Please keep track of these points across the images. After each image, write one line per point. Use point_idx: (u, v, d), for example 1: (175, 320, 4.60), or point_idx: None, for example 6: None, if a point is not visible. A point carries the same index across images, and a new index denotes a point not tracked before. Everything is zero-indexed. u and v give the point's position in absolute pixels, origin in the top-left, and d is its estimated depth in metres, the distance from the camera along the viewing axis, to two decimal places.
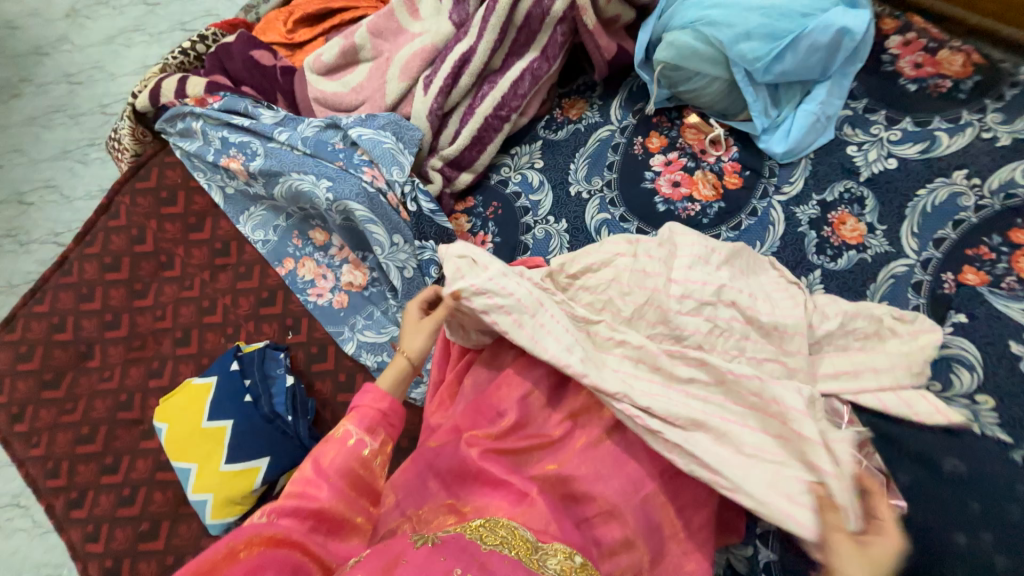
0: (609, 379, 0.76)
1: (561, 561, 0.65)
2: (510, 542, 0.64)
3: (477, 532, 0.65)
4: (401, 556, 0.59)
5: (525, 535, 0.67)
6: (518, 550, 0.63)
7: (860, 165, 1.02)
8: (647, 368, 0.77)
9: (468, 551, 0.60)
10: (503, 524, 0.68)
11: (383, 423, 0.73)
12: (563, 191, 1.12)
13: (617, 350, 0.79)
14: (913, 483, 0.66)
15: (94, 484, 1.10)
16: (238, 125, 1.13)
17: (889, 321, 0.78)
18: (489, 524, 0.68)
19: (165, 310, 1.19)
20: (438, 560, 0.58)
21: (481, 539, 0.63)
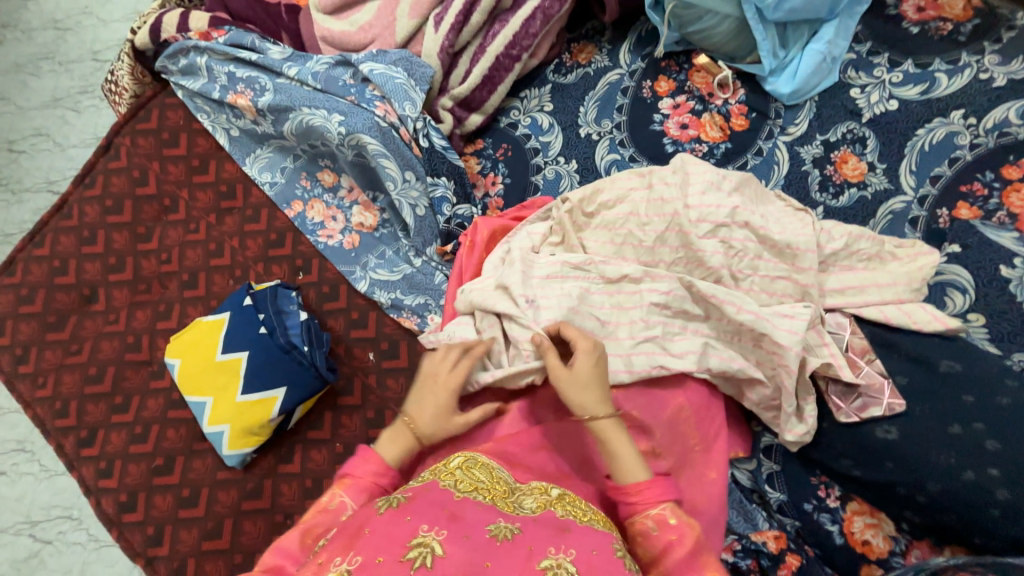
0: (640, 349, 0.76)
1: (536, 492, 0.60)
2: (485, 487, 0.59)
3: (451, 478, 0.59)
4: (365, 527, 0.51)
5: (503, 477, 0.63)
6: (492, 494, 0.58)
7: (862, 107, 1.05)
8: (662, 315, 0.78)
9: (438, 501, 0.53)
10: (479, 464, 0.63)
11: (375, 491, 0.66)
12: (573, 133, 1.13)
13: (631, 295, 0.79)
14: (910, 383, 0.71)
15: (105, 422, 1.07)
16: (245, 60, 1.14)
17: (891, 246, 0.81)
18: (467, 465, 0.62)
19: (171, 253, 1.17)
20: (403, 520, 0.50)
21: (454, 485, 0.57)
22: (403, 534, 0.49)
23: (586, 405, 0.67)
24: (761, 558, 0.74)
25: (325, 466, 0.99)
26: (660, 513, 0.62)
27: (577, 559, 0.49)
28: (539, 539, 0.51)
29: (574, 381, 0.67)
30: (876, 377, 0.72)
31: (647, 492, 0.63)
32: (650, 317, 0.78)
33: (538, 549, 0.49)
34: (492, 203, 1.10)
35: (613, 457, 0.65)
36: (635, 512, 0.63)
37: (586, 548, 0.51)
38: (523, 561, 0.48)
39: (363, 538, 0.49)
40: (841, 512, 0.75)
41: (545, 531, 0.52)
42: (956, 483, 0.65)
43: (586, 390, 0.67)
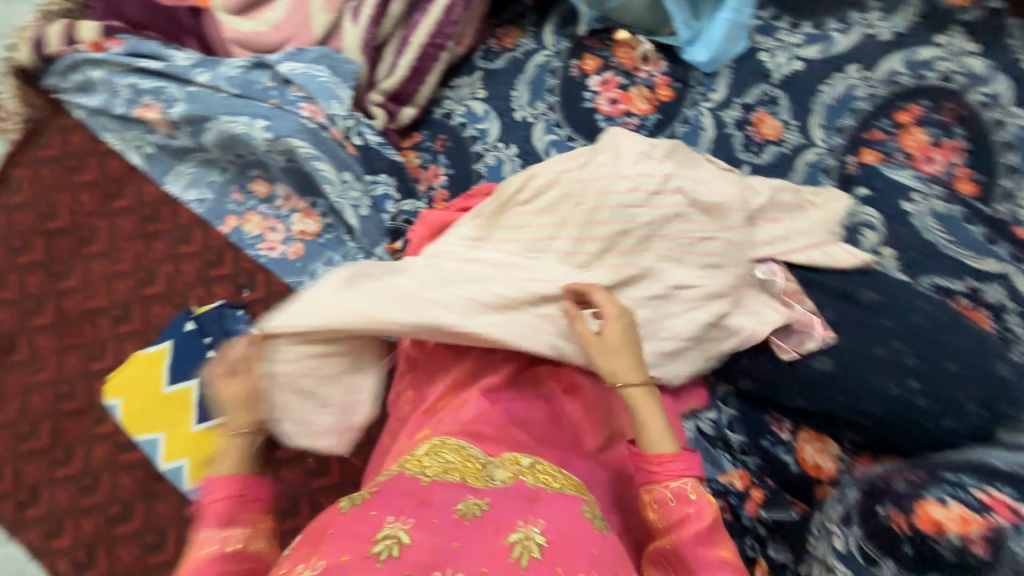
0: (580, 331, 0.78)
1: (506, 463, 0.64)
2: (454, 467, 0.61)
3: (419, 465, 0.60)
4: (328, 529, 0.50)
5: (473, 454, 0.66)
6: (462, 473, 0.60)
7: (772, 69, 1.12)
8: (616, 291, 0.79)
9: (405, 492, 0.54)
10: (448, 447, 0.66)
11: (242, 508, 0.63)
12: (509, 118, 1.14)
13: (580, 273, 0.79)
14: (837, 316, 0.78)
15: (45, 480, 0.97)
16: (148, 69, 1.06)
17: (808, 194, 0.88)
18: (433, 450, 0.64)
19: (96, 288, 1.07)
20: (367, 516, 0.50)
21: (422, 471, 0.58)
22: (369, 529, 0.48)
23: (617, 372, 0.71)
24: (730, 496, 0.79)
25: (299, 483, 0.96)
26: (681, 486, 0.65)
27: (546, 529, 0.52)
28: (508, 513, 0.53)
29: (604, 347, 0.72)
30: (808, 315, 0.79)
31: (672, 464, 0.66)
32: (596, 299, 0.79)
33: (506, 522, 0.51)
34: (437, 196, 1.08)
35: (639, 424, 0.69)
36: (657, 481, 0.66)
37: (555, 517, 0.54)
38: (492, 537, 0.50)
39: (325, 540, 0.48)
40: (793, 442, 0.82)
41: (515, 504, 0.55)
42: (885, 398, 0.73)
43: (620, 357, 0.71)
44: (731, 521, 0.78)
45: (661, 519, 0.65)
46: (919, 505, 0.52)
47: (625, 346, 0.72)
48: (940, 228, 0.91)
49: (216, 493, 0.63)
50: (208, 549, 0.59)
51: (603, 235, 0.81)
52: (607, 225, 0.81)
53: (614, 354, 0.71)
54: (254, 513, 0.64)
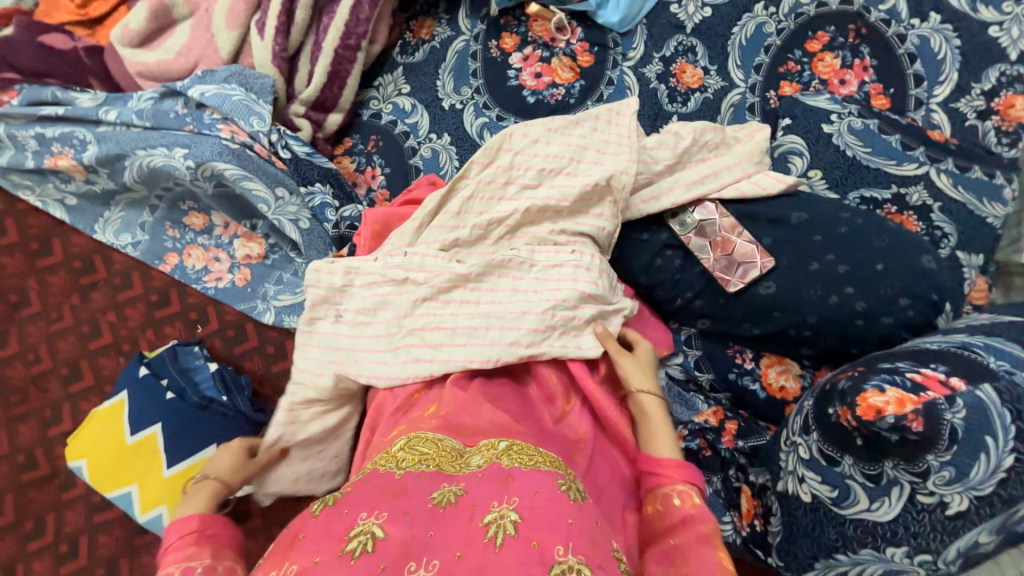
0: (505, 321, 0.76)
1: (484, 451, 0.58)
2: (431, 457, 0.57)
3: (393, 459, 0.57)
4: (300, 534, 0.48)
5: (450, 444, 0.60)
6: (439, 462, 0.56)
7: (684, 20, 1.14)
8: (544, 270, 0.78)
9: (377, 486, 0.51)
10: (424, 440, 0.60)
11: (200, 542, 0.58)
12: (437, 107, 1.13)
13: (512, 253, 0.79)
14: (774, 241, 0.80)
15: (18, 558, 0.93)
16: (51, 116, 1.01)
17: (731, 131, 0.91)
18: (410, 444, 0.59)
19: (38, 351, 1.02)
20: (341, 514, 0.48)
21: (397, 466, 0.55)
22: (342, 527, 0.46)
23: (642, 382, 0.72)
24: (707, 433, 0.83)
25: (288, 506, 0.94)
26: (680, 490, 0.62)
27: (520, 505, 0.48)
28: (482, 495, 0.50)
29: (638, 362, 0.75)
30: (748, 245, 0.80)
31: (675, 469, 0.64)
32: (525, 280, 0.78)
33: (480, 505, 0.48)
34: (378, 196, 1.08)
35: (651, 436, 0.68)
36: (662, 485, 0.63)
37: (531, 492, 0.49)
38: (467, 522, 0.48)
39: (298, 545, 0.46)
40: (757, 369, 0.85)
41: (490, 486, 0.51)
42: (831, 310, 0.75)
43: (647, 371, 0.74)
44: (709, 457, 0.83)
45: (658, 522, 0.61)
46: (860, 397, 0.54)
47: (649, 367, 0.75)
48: (851, 140, 0.96)
49: (177, 534, 0.59)
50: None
51: (545, 199, 0.82)
52: (542, 195, 0.82)
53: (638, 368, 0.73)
54: (217, 545, 0.59)
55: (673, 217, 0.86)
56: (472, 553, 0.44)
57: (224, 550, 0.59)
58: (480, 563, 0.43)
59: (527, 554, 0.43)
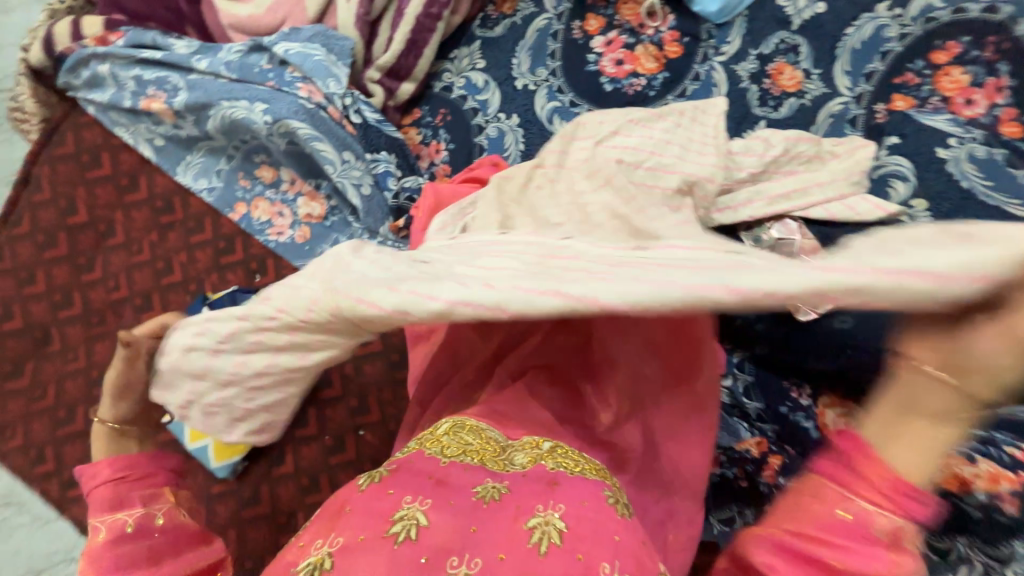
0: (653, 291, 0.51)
1: (528, 449, 0.59)
2: (475, 448, 0.57)
3: (438, 445, 0.57)
4: (346, 505, 0.50)
5: (493, 436, 0.60)
6: (484, 455, 0.57)
7: (791, 15, 1.04)
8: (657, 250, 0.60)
9: (422, 470, 0.53)
10: (468, 428, 0.60)
11: (130, 487, 0.59)
12: (510, 87, 1.10)
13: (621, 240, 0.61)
14: None
15: (86, 461, 1.04)
16: (150, 60, 1.07)
17: (829, 145, 0.83)
18: (454, 430, 0.60)
19: (118, 279, 1.11)
20: (385, 494, 0.49)
21: (442, 452, 0.56)
22: (386, 508, 0.48)
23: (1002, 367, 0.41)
24: (747, 464, 0.79)
25: (318, 460, 0.98)
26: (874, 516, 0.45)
27: (567, 513, 0.49)
28: (527, 497, 0.51)
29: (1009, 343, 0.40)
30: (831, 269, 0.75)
31: (894, 492, 0.44)
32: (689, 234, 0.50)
33: (525, 508, 0.49)
34: (439, 171, 1.07)
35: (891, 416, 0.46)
36: (852, 494, 0.46)
37: (578, 502, 0.50)
38: (511, 522, 0.49)
39: (343, 517, 0.48)
40: (813, 407, 0.79)
41: (536, 487, 0.52)
42: None
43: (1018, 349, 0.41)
44: (747, 488, 0.79)
45: (817, 527, 0.46)
46: None
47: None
48: (974, 170, 0.85)
49: (96, 481, 0.59)
50: (98, 535, 0.56)
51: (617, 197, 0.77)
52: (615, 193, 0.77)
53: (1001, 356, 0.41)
54: (146, 488, 0.60)
55: (747, 231, 0.82)
56: (515, 555, 0.46)
57: (158, 490, 0.61)
58: (523, 566, 0.45)
59: (572, 565, 0.45)
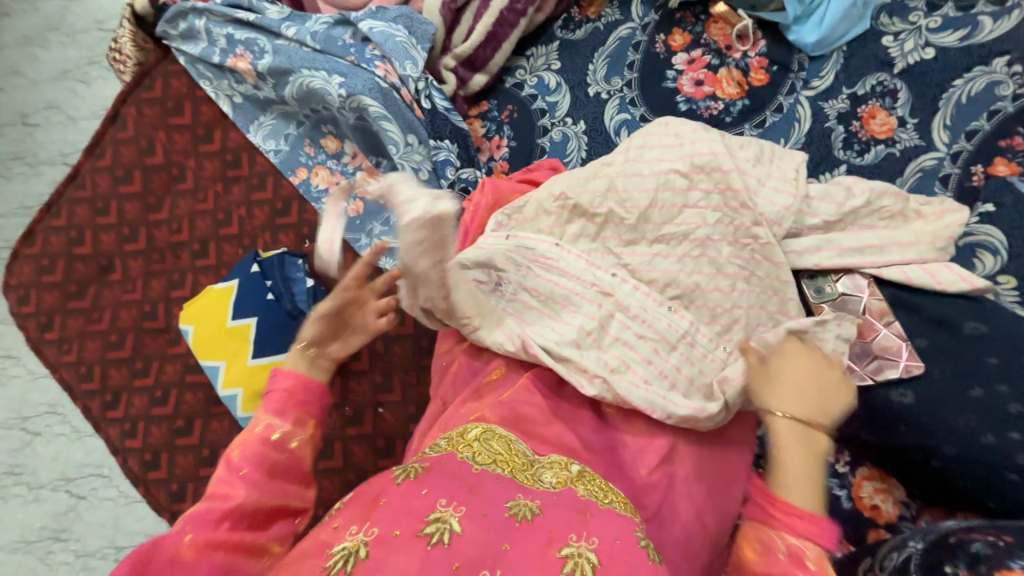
0: (668, 393, 0.71)
1: (555, 468, 0.61)
2: (503, 460, 0.59)
3: (469, 449, 0.59)
4: (379, 498, 0.52)
5: (521, 449, 0.63)
6: (511, 467, 0.58)
7: (895, 57, 0.97)
8: (675, 326, 0.74)
9: (457, 476, 0.54)
10: (497, 437, 0.63)
11: (293, 404, 0.64)
12: (581, 92, 1.08)
13: (652, 300, 0.75)
14: (931, 345, 0.70)
15: (127, 387, 1.11)
16: (243, 21, 1.12)
17: (916, 204, 0.78)
18: (484, 437, 0.62)
19: (181, 223, 1.18)
20: (419, 494, 0.51)
21: (472, 457, 0.58)
22: (421, 509, 0.50)
23: (789, 410, 0.61)
24: None
25: (337, 428, 0.99)
26: (799, 545, 0.55)
27: (599, 549, 0.50)
28: (560, 522, 0.52)
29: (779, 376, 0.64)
30: (891, 338, 0.72)
31: (796, 520, 0.56)
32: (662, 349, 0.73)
33: (558, 535, 0.50)
34: (496, 167, 1.08)
35: (785, 469, 0.59)
36: (772, 530, 0.57)
37: (610, 538, 0.51)
38: (543, 546, 0.50)
39: (379, 508, 0.50)
40: (850, 477, 0.76)
41: (567, 514, 0.53)
42: (974, 446, 0.64)
43: (799, 392, 0.62)
44: None
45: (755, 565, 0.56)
46: (1001, 574, 0.48)
47: (801, 377, 0.63)
48: None
49: (276, 385, 0.65)
50: (258, 430, 0.61)
51: (681, 228, 0.78)
52: (679, 225, 0.78)
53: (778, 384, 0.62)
54: (304, 413, 0.65)
55: (810, 279, 0.78)
56: None
57: (308, 419, 0.65)
58: None
59: None
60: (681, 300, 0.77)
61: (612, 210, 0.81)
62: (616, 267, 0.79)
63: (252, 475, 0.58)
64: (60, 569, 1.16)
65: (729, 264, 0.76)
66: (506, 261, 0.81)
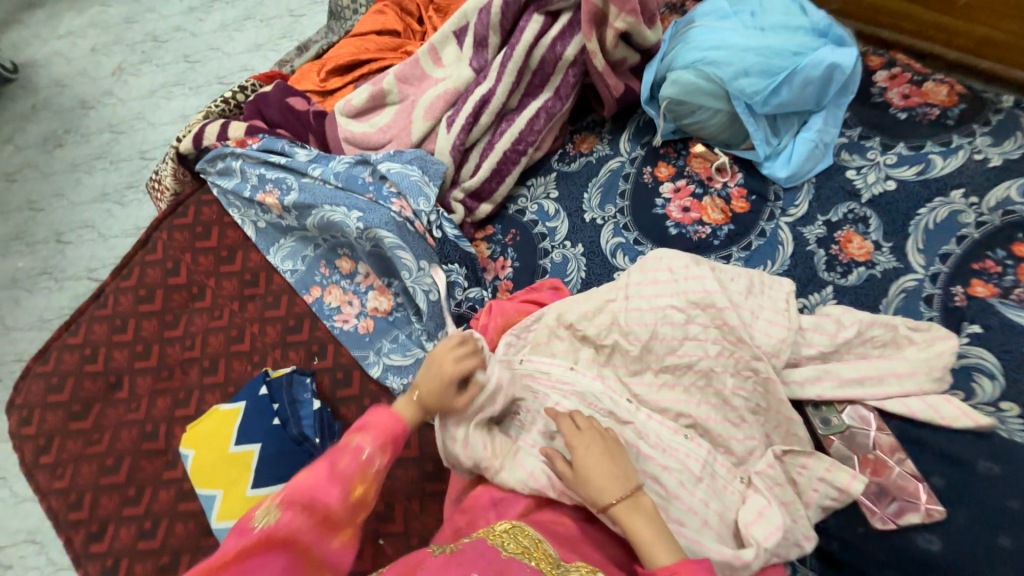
0: (702, 535, 0.70)
1: (581, 570, 0.63)
2: (534, 553, 0.63)
3: (501, 539, 0.64)
4: (422, 563, 0.61)
5: (548, 548, 0.65)
6: (540, 562, 0.61)
7: (860, 187, 1.08)
8: (692, 455, 0.77)
9: (487, 556, 0.60)
10: (526, 533, 0.66)
11: (392, 439, 0.72)
12: (579, 218, 1.18)
13: (668, 430, 0.79)
14: (950, 483, 0.71)
15: (115, 516, 1.06)
16: (274, 163, 1.24)
17: (905, 330, 0.82)
18: (512, 531, 0.66)
19: (194, 340, 1.21)
20: (455, 566, 0.59)
21: (503, 545, 0.63)
22: (456, 574, 0.57)
23: (601, 493, 0.68)
24: None
25: None
26: None
27: None
28: None
29: (587, 466, 0.70)
30: (911, 479, 0.73)
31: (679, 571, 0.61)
32: (675, 480, 0.74)
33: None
34: (502, 286, 1.14)
35: (641, 542, 0.65)
36: None
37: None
38: None
39: (419, 572, 0.59)
40: None
41: None
42: None
43: (605, 467, 0.70)
44: None
45: None
46: None
47: (602, 455, 0.70)
48: None
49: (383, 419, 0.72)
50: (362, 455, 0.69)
51: (683, 359, 0.84)
52: (681, 356, 0.84)
53: (594, 468, 0.69)
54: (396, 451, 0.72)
55: (814, 409, 0.82)
56: None
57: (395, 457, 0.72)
58: None
59: None
60: (695, 427, 0.81)
61: (617, 341, 0.88)
62: (627, 394, 0.84)
63: (340, 495, 0.66)
64: None
65: (735, 396, 0.80)
66: (524, 389, 0.85)
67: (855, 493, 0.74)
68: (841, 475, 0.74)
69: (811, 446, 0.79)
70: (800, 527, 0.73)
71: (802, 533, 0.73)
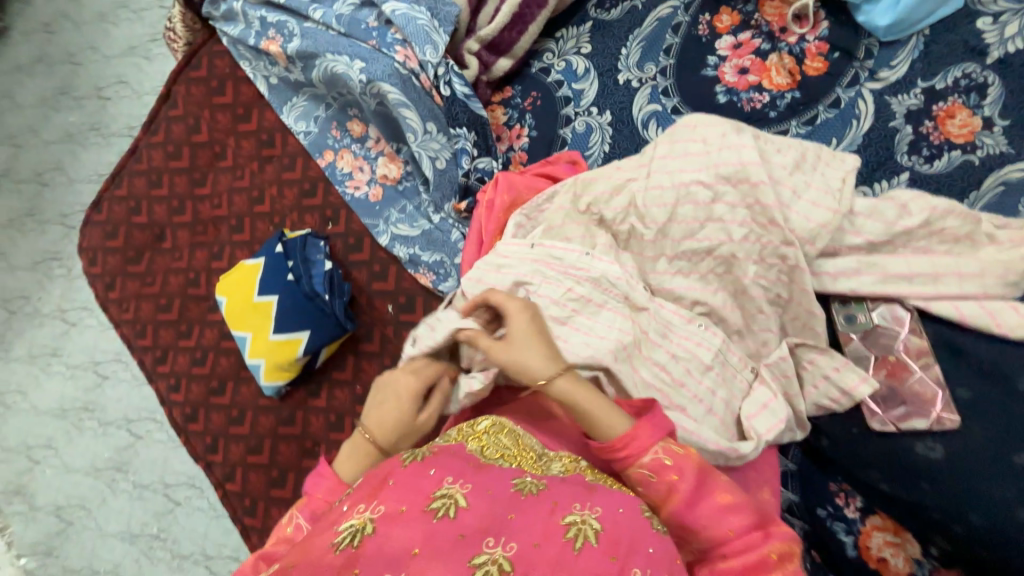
0: (704, 418, 0.71)
1: (564, 462, 0.65)
2: (512, 454, 0.64)
3: (478, 442, 0.64)
4: (389, 479, 0.58)
5: (530, 444, 0.67)
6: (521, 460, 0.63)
7: (990, 44, 0.82)
8: (705, 344, 0.75)
9: (462, 457, 0.60)
10: (507, 430, 0.68)
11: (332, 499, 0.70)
12: (610, 80, 1.01)
13: (680, 318, 0.76)
14: (973, 398, 0.63)
15: (174, 345, 1.23)
16: (278, 5, 1.14)
17: (989, 226, 0.69)
18: (494, 430, 0.67)
19: (221, 199, 1.25)
20: (427, 474, 0.57)
21: (481, 451, 0.63)
22: (428, 487, 0.55)
23: (540, 366, 0.67)
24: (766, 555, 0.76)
25: (349, 403, 1.09)
26: (659, 459, 0.63)
27: (602, 516, 0.56)
28: (563, 495, 0.57)
29: (518, 344, 0.68)
30: (927, 385, 0.65)
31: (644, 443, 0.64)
32: (678, 364, 0.74)
33: (562, 505, 0.55)
34: (515, 157, 1.05)
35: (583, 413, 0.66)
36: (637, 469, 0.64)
37: (613, 511, 0.57)
38: (548, 514, 0.55)
39: (386, 489, 0.56)
40: (859, 524, 0.71)
41: (574, 490, 0.59)
42: (1007, 520, 0.58)
43: (537, 346, 0.68)
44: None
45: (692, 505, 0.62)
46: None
47: (535, 334, 0.69)
48: None
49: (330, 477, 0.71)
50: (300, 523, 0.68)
51: (702, 244, 0.75)
52: (701, 241, 0.75)
53: (529, 350, 0.68)
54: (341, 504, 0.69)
55: (841, 305, 0.73)
56: (551, 545, 0.52)
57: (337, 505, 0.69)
58: (561, 556, 0.51)
59: (606, 562, 0.52)
60: (711, 316, 0.77)
61: (633, 226, 0.80)
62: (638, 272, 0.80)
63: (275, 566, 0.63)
64: (120, 496, 1.37)
65: (755, 285, 0.73)
66: (534, 273, 0.79)
67: (858, 396, 0.69)
68: (848, 376, 0.69)
69: (825, 342, 0.72)
70: (799, 419, 0.73)
71: (798, 421, 0.73)
